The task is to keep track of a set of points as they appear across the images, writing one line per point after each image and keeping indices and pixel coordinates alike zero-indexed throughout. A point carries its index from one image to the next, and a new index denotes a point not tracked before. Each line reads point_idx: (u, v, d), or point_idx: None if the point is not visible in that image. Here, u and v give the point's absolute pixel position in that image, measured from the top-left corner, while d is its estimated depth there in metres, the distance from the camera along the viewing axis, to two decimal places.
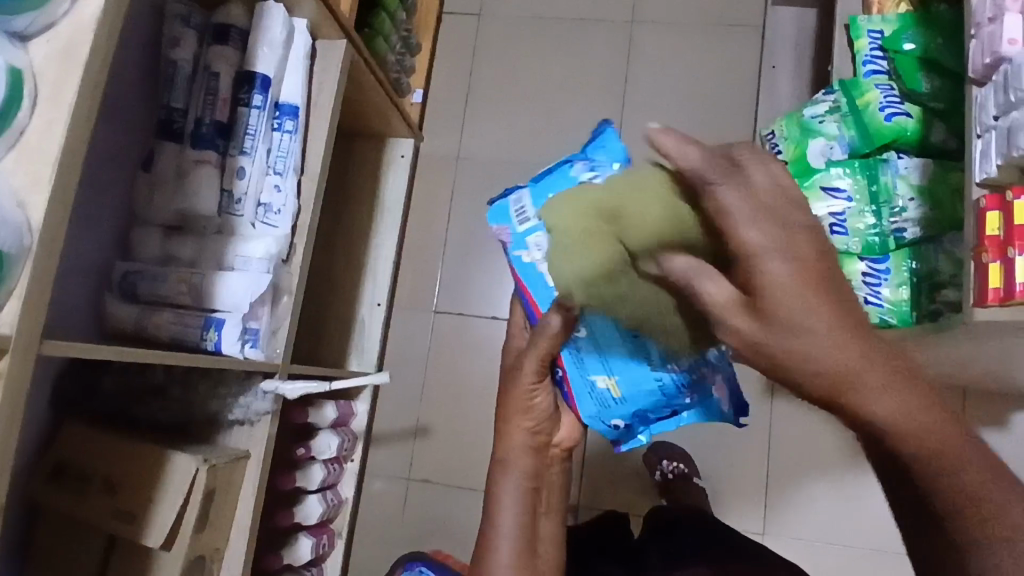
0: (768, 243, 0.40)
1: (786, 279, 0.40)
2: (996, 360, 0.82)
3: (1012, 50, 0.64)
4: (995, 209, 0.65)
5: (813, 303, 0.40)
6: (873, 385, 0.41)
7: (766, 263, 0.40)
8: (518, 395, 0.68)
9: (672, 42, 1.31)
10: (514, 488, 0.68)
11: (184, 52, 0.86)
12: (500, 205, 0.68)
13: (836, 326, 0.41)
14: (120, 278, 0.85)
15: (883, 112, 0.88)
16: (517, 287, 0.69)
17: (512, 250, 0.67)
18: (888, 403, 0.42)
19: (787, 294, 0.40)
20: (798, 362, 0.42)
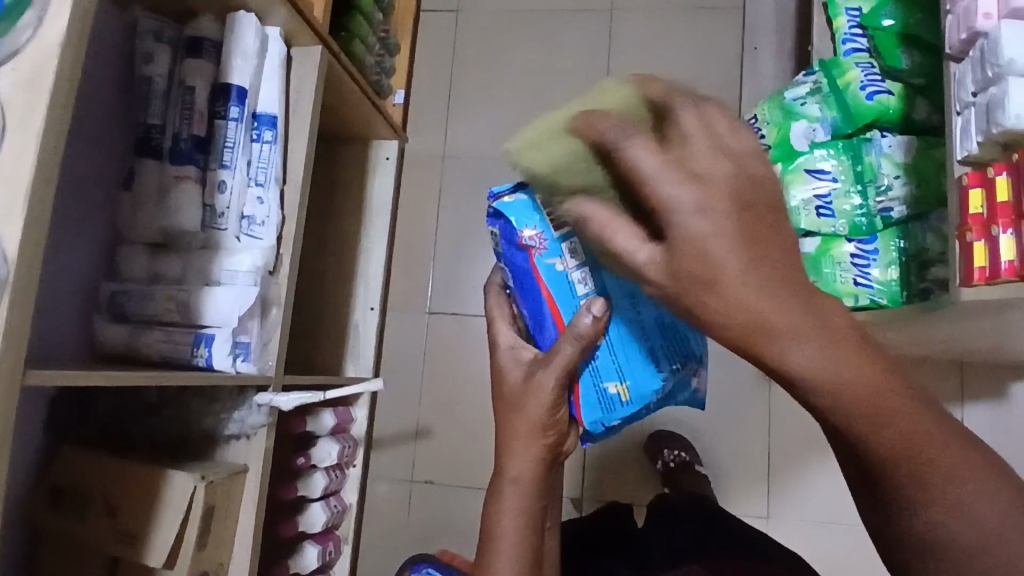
0: (687, 193, 0.33)
1: (694, 229, 0.33)
2: (990, 335, 0.82)
3: (987, 25, 0.63)
4: (977, 186, 0.65)
5: (722, 246, 0.33)
6: (790, 332, 0.33)
7: (674, 207, 0.33)
8: (539, 410, 0.62)
9: (653, 28, 1.30)
10: (528, 508, 0.62)
11: (159, 67, 0.86)
12: (525, 204, 0.64)
13: (746, 265, 0.33)
14: (108, 300, 0.85)
15: (864, 91, 0.86)
16: (532, 294, 0.64)
17: (544, 256, 0.62)
18: (809, 355, 0.33)
19: (692, 241, 0.33)
20: (705, 306, 0.34)
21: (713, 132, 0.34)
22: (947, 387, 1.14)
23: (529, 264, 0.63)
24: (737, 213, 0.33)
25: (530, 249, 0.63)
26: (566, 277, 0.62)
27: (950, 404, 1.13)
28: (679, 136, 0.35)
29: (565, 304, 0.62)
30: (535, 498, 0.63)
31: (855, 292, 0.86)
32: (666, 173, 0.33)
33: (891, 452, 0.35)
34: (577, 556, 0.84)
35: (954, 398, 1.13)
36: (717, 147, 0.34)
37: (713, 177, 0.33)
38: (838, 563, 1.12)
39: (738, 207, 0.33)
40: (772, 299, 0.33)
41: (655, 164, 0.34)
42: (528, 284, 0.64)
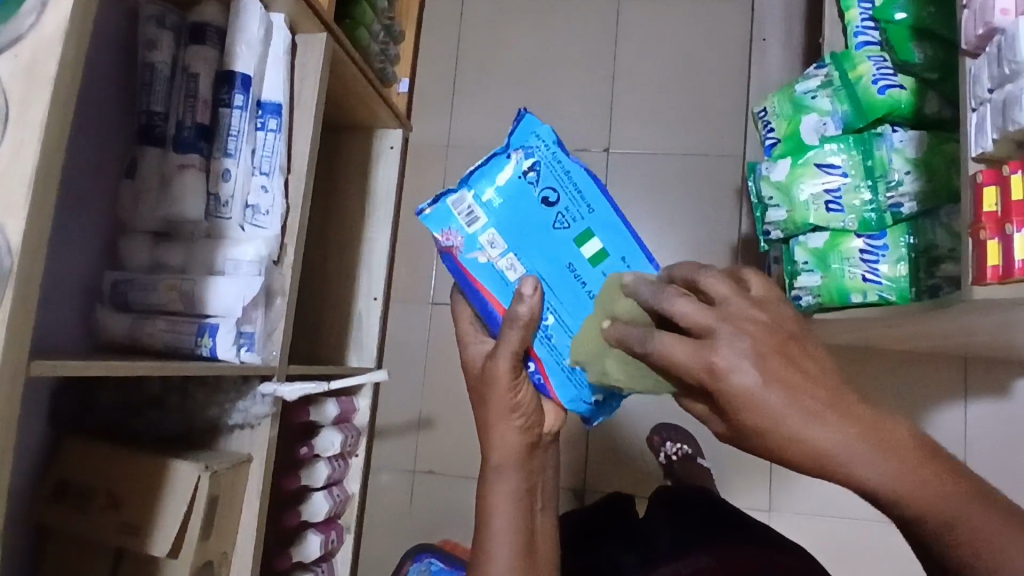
0: (731, 361, 0.44)
1: (751, 387, 0.44)
2: (998, 331, 0.82)
3: (1005, 20, 0.63)
4: (991, 183, 0.64)
5: (777, 397, 0.44)
6: (858, 455, 0.44)
7: (736, 377, 0.44)
8: (502, 397, 0.62)
9: (660, 17, 1.28)
10: (514, 492, 0.64)
11: (162, 54, 0.85)
12: (438, 212, 0.63)
13: (807, 405, 0.44)
14: (110, 288, 0.84)
15: (876, 84, 0.85)
16: (469, 290, 0.64)
17: (465, 252, 0.63)
18: (874, 469, 0.44)
19: (759, 399, 0.44)
20: (790, 448, 0.45)
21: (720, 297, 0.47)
22: (951, 382, 1.14)
23: (456, 264, 0.63)
24: (781, 366, 0.44)
25: (451, 250, 0.63)
26: (493, 267, 0.62)
27: (954, 398, 1.13)
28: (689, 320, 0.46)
29: (498, 291, 0.63)
30: (521, 480, 0.65)
31: (863, 287, 0.86)
32: (698, 351, 0.45)
33: (965, 550, 0.44)
34: (581, 550, 0.84)
35: (958, 393, 1.13)
36: (726, 317, 0.46)
37: (730, 337, 0.45)
38: (839, 556, 1.12)
39: (779, 356, 0.45)
40: (847, 432, 0.44)
41: (680, 346, 0.46)
42: (460, 281, 0.65)
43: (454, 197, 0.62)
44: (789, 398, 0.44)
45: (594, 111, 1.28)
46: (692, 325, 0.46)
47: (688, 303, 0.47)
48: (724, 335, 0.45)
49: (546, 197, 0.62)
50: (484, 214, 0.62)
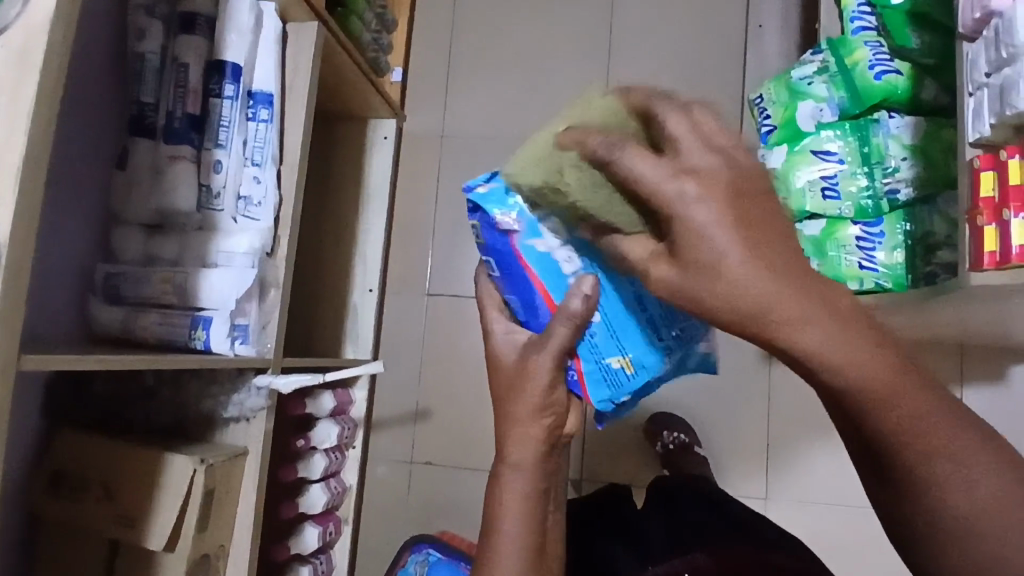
0: (686, 197, 0.36)
1: (700, 227, 0.36)
2: (995, 319, 0.81)
3: (1003, 4, 0.62)
4: (989, 169, 0.64)
5: (728, 240, 0.36)
6: (793, 320, 0.37)
7: (688, 215, 0.36)
8: (537, 394, 0.61)
9: (655, 4, 1.27)
10: (530, 489, 0.62)
11: (152, 44, 0.84)
12: (501, 191, 0.60)
13: (751, 256, 0.36)
14: (103, 281, 0.84)
15: (872, 70, 0.85)
16: (517, 278, 0.61)
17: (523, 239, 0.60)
18: (812, 337, 0.37)
19: (703, 237, 0.37)
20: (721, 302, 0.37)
21: (701, 131, 0.38)
22: (947, 370, 1.14)
23: (510, 248, 0.60)
24: (733, 207, 0.36)
25: (509, 234, 0.60)
26: (551, 257, 0.59)
27: (950, 385, 1.13)
28: (635, 173, 0.37)
29: (550, 284, 0.60)
30: (538, 480, 0.63)
31: (859, 275, 0.86)
32: (656, 174, 0.37)
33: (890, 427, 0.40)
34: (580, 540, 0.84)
35: (954, 381, 1.13)
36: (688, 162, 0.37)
37: (698, 156, 0.37)
38: (835, 543, 1.13)
39: (734, 197, 0.37)
40: (792, 301, 0.37)
41: (649, 166, 0.37)
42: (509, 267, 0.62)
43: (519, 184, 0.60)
44: (742, 256, 0.36)
45: None
46: (646, 167, 0.37)
47: (639, 153, 0.37)
48: (679, 174, 0.37)
49: None
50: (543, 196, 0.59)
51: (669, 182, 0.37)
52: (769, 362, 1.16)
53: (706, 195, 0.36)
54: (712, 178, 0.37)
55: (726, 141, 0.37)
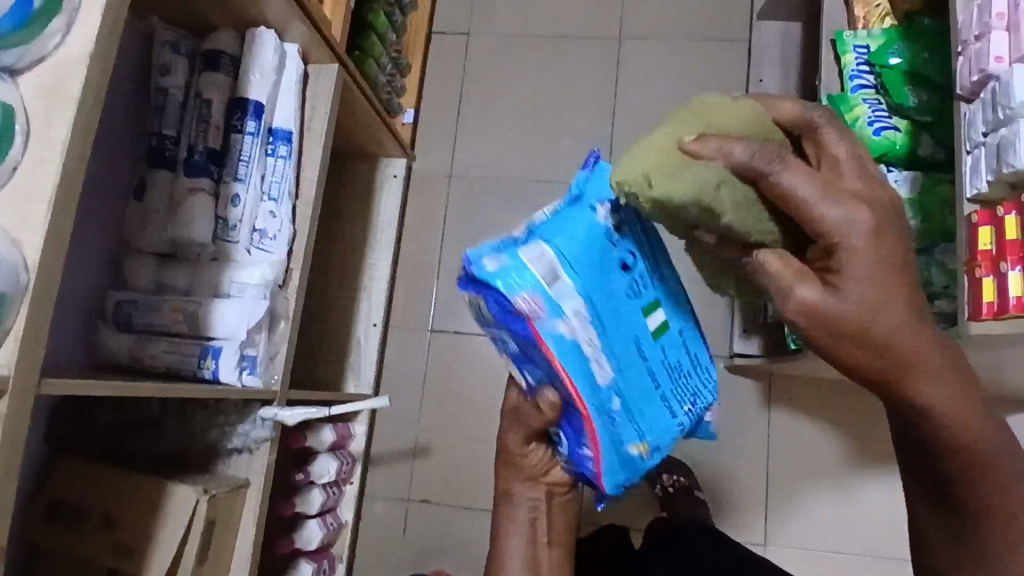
0: (847, 217, 0.43)
1: (861, 247, 0.43)
2: (993, 369, 0.83)
3: (1000, 67, 0.66)
4: (986, 224, 0.66)
5: (887, 291, 0.43)
6: (926, 375, 0.45)
7: (845, 237, 0.43)
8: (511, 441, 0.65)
9: (659, 56, 1.32)
10: (517, 519, 0.65)
11: (176, 79, 0.87)
12: (518, 265, 0.52)
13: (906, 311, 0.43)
14: (114, 309, 0.85)
15: (871, 126, 0.90)
16: (535, 357, 0.55)
17: (546, 322, 0.52)
18: (934, 392, 0.45)
19: (861, 261, 0.43)
20: (871, 341, 0.43)
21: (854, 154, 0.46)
22: None
23: (528, 331, 0.53)
24: (888, 250, 0.43)
25: (525, 316, 0.52)
26: (575, 344, 0.53)
27: None
28: (830, 152, 0.46)
29: (572, 367, 0.53)
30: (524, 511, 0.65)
31: None
32: (826, 191, 0.43)
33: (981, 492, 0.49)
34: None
35: None
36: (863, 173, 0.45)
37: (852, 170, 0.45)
38: None
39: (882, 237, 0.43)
40: (924, 359, 0.44)
41: (808, 183, 0.43)
42: (534, 352, 0.55)
43: (536, 261, 0.52)
44: (899, 308, 0.43)
45: (593, 145, 1.30)
46: (839, 158, 0.46)
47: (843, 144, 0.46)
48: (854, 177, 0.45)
49: (623, 259, 0.56)
50: (569, 275, 0.53)
51: (843, 205, 0.43)
52: (768, 407, 1.17)
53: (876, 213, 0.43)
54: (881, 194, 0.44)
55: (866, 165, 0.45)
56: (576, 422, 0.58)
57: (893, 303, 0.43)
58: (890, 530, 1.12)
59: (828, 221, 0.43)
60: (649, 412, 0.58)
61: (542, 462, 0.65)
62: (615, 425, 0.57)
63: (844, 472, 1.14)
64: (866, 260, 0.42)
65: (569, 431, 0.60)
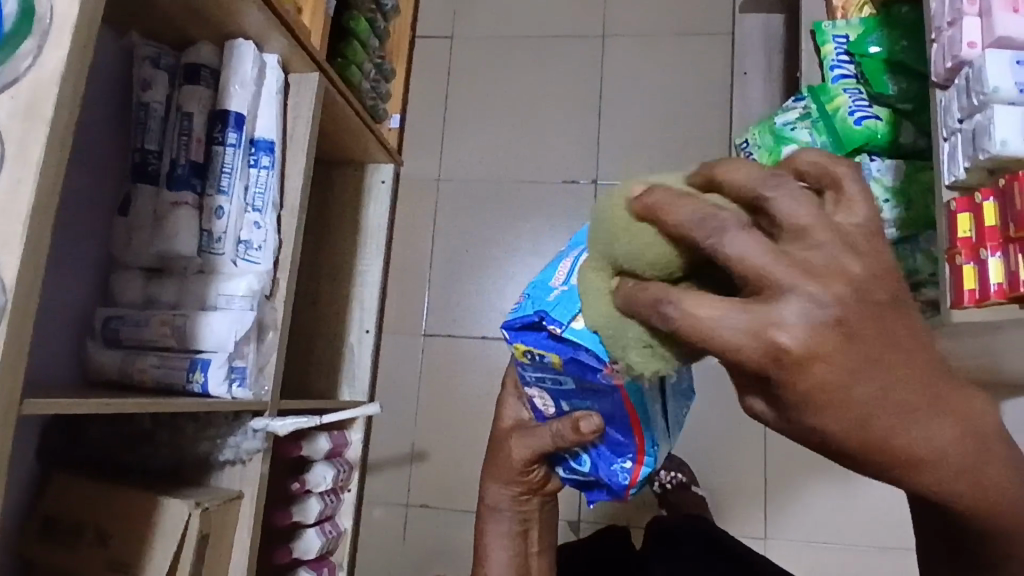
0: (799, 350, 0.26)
1: (823, 375, 0.27)
2: (984, 355, 0.82)
3: (972, 53, 0.66)
4: (965, 211, 0.66)
5: (851, 382, 0.27)
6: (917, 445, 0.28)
7: (797, 372, 0.27)
8: (508, 465, 0.63)
9: (643, 53, 1.32)
10: (508, 531, 0.65)
11: (156, 94, 0.87)
12: None
13: (873, 375, 0.27)
14: (103, 325, 0.85)
15: (852, 116, 0.90)
16: (605, 400, 0.51)
17: (633, 375, 0.48)
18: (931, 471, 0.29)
19: (823, 381, 0.27)
20: (833, 417, 0.28)
21: (775, 253, 0.27)
22: None
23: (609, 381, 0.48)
24: (853, 348, 0.26)
25: (613, 370, 0.47)
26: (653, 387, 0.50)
27: None
28: (744, 264, 0.27)
29: (642, 410, 0.51)
30: (514, 523, 0.65)
31: None
32: (746, 317, 0.27)
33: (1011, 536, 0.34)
34: None
35: None
36: (797, 260, 0.27)
37: (789, 297, 0.26)
38: None
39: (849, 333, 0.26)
40: (909, 425, 0.28)
41: (716, 321, 0.27)
42: (603, 394, 0.51)
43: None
44: (864, 387, 0.27)
45: (580, 143, 1.30)
46: (745, 263, 0.27)
47: (752, 232, 0.27)
48: (784, 288, 0.26)
49: None
50: None
51: (778, 327, 0.26)
52: None
53: (836, 304, 0.26)
54: (834, 272, 0.27)
55: (809, 251, 0.27)
56: (619, 442, 0.54)
57: (902, 396, 0.27)
58: (890, 520, 1.11)
59: (745, 361, 0.27)
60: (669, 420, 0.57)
61: (540, 480, 0.64)
62: (659, 448, 0.55)
63: (841, 463, 1.14)
64: (835, 375, 0.27)
65: (597, 448, 0.56)
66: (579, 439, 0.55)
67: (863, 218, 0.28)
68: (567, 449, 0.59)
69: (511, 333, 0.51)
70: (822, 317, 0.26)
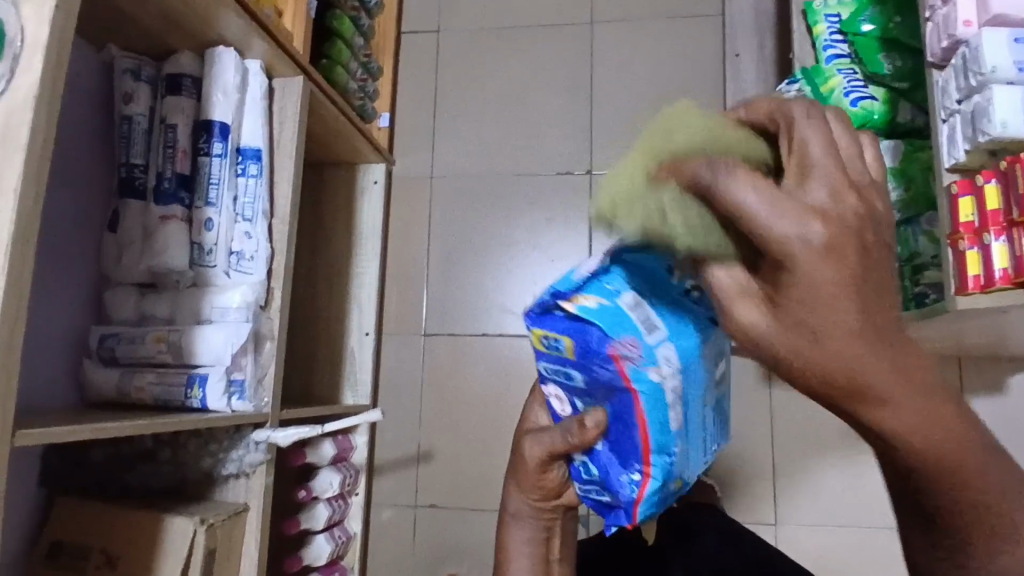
0: (816, 251, 0.27)
1: (817, 283, 0.28)
2: (991, 335, 0.81)
3: (968, 32, 0.64)
4: (967, 194, 0.65)
5: (838, 306, 0.28)
6: (880, 390, 0.30)
7: (802, 268, 0.28)
8: (529, 475, 0.61)
9: (633, 38, 1.30)
10: (533, 539, 0.64)
11: (139, 106, 0.86)
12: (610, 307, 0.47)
13: (858, 301, 0.28)
14: (99, 344, 0.84)
15: (848, 96, 0.88)
16: (615, 396, 0.50)
17: (638, 366, 0.47)
18: (896, 417, 0.31)
19: (818, 302, 0.28)
20: (813, 325, 0.29)
21: (834, 157, 0.29)
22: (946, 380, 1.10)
23: (612, 371, 0.48)
24: (851, 274, 0.28)
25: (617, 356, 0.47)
26: (662, 389, 0.48)
27: None
28: (808, 155, 0.29)
29: (650, 409, 0.48)
30: (535, 531, 0.64)
31: None
32: (790, 203, 0.28)
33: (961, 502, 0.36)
34: None
35: None
36: (827, 172, 0.29)
37: (819, 189, 0.28)
38: (849, 568, 1.11)
39: (853, 255, 0.28)
40: (870, 360, 0.29)
41: (769, 197, 0.28)
42: (611, 391, 0.50)
43: (634, 300, 0.47)
44: (849, 319, 0.29)
45: (572, 133, 1.28)
46: (810, 151, 0.29)
47: (818, 135, 0.30)
48: (823, 178, 0.28)
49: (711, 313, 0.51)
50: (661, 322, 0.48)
51: (808, 212, 0.27)
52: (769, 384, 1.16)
53: (844, 224, 0.28)
54: (863, 199, 0.29)
55: (855, 165, 0.30)
56: (626, 453, 0.52)
57: (876, 330, 0.29)
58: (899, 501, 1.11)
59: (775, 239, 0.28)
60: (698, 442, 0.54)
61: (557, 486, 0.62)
62: (674, 464, 0.50)
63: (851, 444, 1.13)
64: (825, 285, 0.28)
65: (607, 455, 0.54)
66: (583, 439, 0.54)
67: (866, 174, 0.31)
68: (574, 455, 0.58)
69: (530, 319, 0.52)
70: (824, 233, 0.27)
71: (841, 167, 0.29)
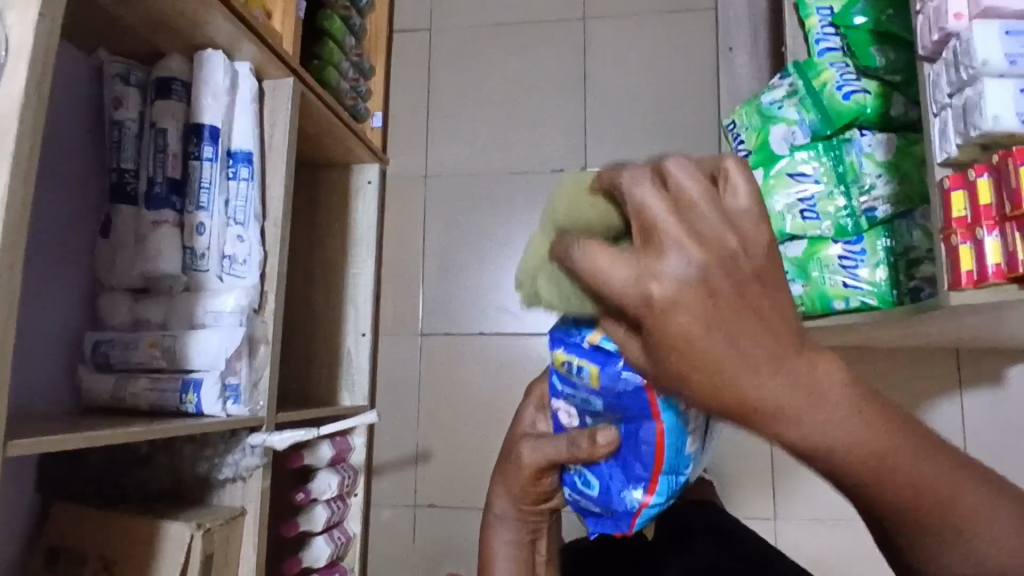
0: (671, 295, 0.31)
1: (680, 329, 0.32)
2: (987, 327, 0.81)
3: (959, 25, 0.63)
4: (959, 188, 0.65)
5: (707, 340, 0.31)
6: (768, 402, 0.32)
7: (670, 319, 0.31)
8: (521, 480, 0.61)
9: (628, 33, 1.29)
10: (516, 540, 0.64)
11: (129, 110, 0.85)
12: None
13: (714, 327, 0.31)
14: (92, 350, 0.84)
15: (840, 91, 0.88)
16: (635, 417, 0.51)
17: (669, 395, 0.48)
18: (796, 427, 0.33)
19: (689, 343, 0.32)
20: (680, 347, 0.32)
21: (676, 208, 0.32)
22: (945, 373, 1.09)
23: (641, 398, 0.49)
24: (710, 309, 0.31)
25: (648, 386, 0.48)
26: (685, 415, 0.50)
27: (950, 389, 1.07)
28: (645, 217, 0.32)
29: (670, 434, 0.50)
30: (520, 533, 0.65)
31: (845, 294, 0.87)
32: (634, 266, 0.32)
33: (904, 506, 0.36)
34: None
35: (951, 386, 1.07)
36: (691, 226, 0.32)
37: (679, 254, 0.31)
38: (848, 561, 1.11)
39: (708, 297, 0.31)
40: (746, 372, 0.32)
41: (615, 266, 0.32)
42: (633, 413, 0.51)
43: None
44: (718, 341, 0.31)
45: (566, 129, 1.28)
46: (646, 212, 0.32)
47: (658, 193, 0.32)
48: (668, 239, 0.31)
49: None
50: None
51: (660, 278, 0.31)
52: None
53: (704, 267, 0.31)
54: (715, 240, 0.31)
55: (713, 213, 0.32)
56: (635, 470, 0.52)
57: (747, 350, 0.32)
58: None
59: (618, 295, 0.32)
60: (697, 464, 0.55)
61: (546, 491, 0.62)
62: (679, 480, 0.53)
63: None
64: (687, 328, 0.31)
65: (613, 471, 0.54)
66: (592, 454, 0.53)
67: (743, 208, 0.33)
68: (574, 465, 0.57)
69: (557, 339, 0.52)
70: (691, 275, 0.31)
71: (691, 221, 0.32)
